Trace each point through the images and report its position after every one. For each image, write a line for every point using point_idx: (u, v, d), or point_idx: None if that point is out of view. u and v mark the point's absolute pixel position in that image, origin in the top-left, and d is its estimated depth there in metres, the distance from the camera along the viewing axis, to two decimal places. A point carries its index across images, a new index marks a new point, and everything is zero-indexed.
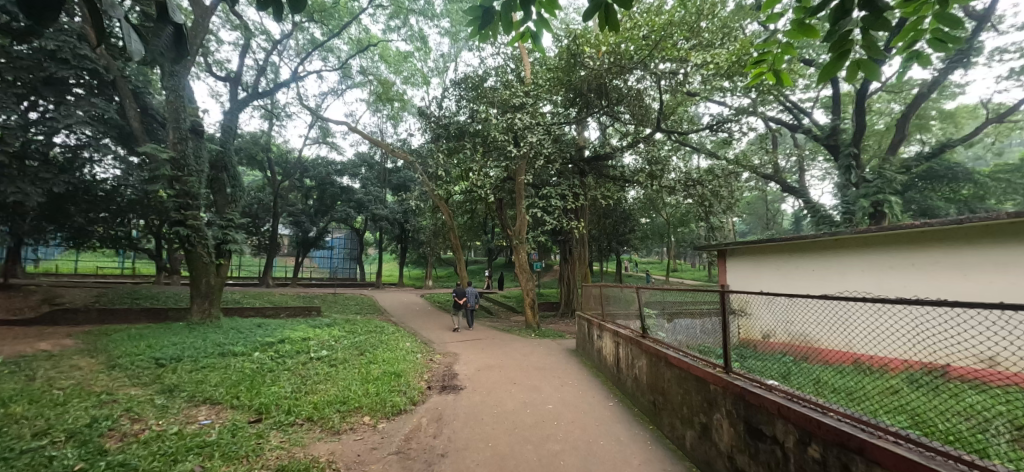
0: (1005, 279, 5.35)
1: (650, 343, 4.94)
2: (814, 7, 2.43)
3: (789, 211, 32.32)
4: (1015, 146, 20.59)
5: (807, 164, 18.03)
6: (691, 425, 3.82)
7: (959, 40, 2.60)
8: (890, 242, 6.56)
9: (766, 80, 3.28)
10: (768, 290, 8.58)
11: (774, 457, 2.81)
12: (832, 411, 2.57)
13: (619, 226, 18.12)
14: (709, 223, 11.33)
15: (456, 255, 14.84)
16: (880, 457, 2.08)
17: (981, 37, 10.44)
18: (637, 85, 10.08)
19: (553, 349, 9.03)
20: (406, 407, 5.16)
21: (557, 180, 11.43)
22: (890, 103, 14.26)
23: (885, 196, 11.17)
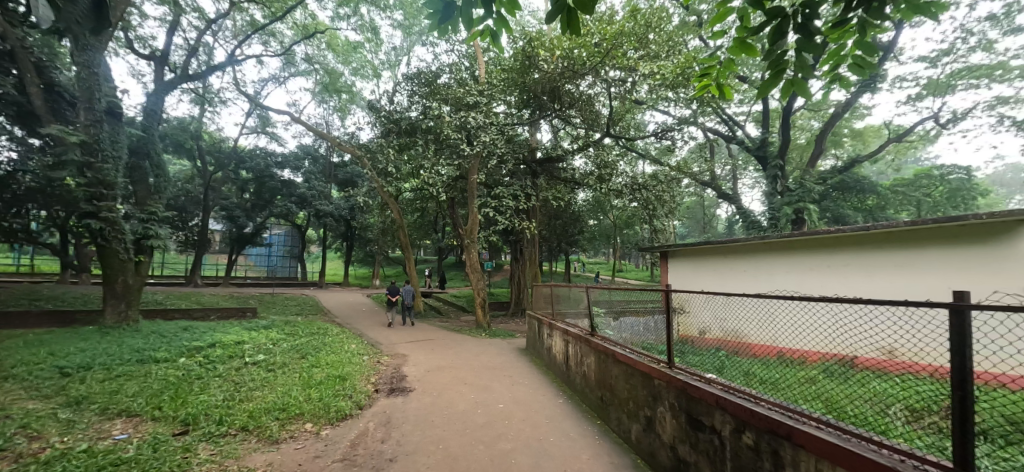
0: (903, 279, 6.08)
1: (598, 341, 5.05)
2: (752, 28, 2.59)
3: (722, 216, 34.71)
4: (909, 164, 23.51)
5: (740, 173, 19.46)
6: (636, 419, 3.97)
7: (874, 65, 2.88)
8: (812, 246, 7.21)
9: (710, 93, 3.44)
10: (706, 289, 9.13)
11: (712, 446, 2.99)
12: (764, 400, 2.78)
13: (569, 228, 18.55)
14: (652, 225, 11.89)
15: (406, 254, 14.48)
16: (806, 441, 2.28)
17: (885, 66, 11.81)
18: (589, 91, 10.36)
19: (505, 348, 9.05)
20: (352, 412, 4.95)
21: (509, 180, 11.48)
22: (810, 120, 15.74)
23: (805, 204, 12.35)
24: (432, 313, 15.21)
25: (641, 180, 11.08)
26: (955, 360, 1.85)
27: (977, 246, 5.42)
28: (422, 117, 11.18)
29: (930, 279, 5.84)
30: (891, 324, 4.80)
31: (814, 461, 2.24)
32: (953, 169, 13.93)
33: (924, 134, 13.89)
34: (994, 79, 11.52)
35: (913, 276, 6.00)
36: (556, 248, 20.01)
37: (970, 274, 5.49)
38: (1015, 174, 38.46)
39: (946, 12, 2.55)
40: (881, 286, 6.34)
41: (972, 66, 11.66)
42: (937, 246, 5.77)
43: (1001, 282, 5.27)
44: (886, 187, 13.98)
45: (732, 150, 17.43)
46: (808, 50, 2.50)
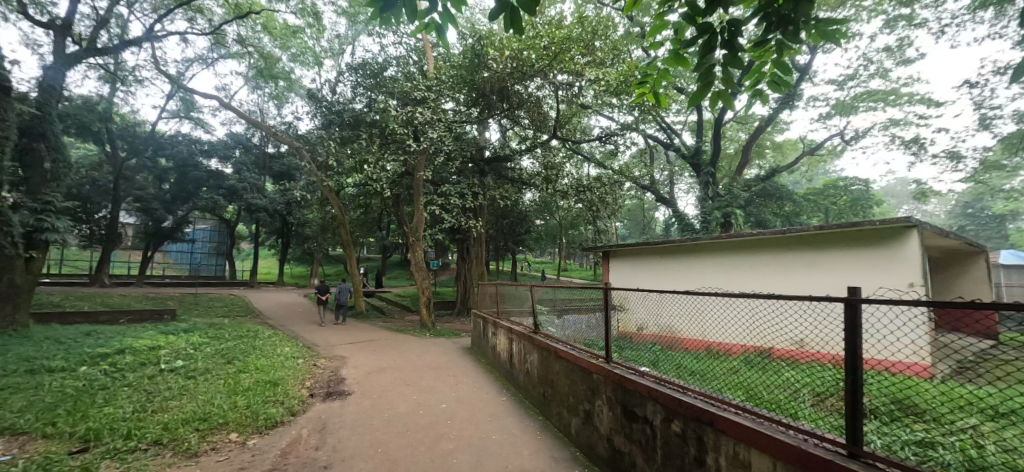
0: (813, 277, 6.77)
1: (541, 338, 5.13)
2: (686, 41, 2.74)
3: (661, 219, 36.68)
4: (819, 176, 26.24)
5: (676, 178, 20.70)
6: (576, 413, 4.08)
7: (788, 83, 3.16)
8: (738, 247, 7.80)
9: (647, 100, 3.59)
10: (642, 286, 9.53)
11: (645, 435, 3.14)
12: (691, 390, 2.95)
13: (516, 227, 18.70)
14: (596, 226, 12.29)
15: (347, 252, 13.89)
16: (726, 427, 2.47)
17: (801, 86, 13.08)
18: (537, 93, 10.53)
19: (450, 348, 8.96)
20: (285, 419, 4.65)
21: (456, 178, 11.37)
22: (738, 132, 17.06)
23: (732, 209, 13.43)
24: (375, 313, 14.71)
25: (586, 182, 11.43)
26: (847, 347, 2.09)
27: (872, 249, 6.16)
28: (367, 110, 10.75)
29: (834, 278, 6.54)
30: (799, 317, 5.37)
31: (734, 445, 2.43)
32: (854, 181, 15.74)
33: (832, 149, 15.56)
34: (887, 103, 13.17)
35: (821, 275, 6.67)
36: (504, 247, 20.14)
37: (866, 274, 6.22)
38: (902, 185, 44.29)
39: (847, 40, 2.84)
40: (795, 284, 6.99)
41: (871, 90, 13.23)
42: (841, 249, 6.48)
43: (890, 281, 6.02)
44: (801, 195, 15.43)
45: (670, 157, 18.50)
46: (731, 66, 2.69)
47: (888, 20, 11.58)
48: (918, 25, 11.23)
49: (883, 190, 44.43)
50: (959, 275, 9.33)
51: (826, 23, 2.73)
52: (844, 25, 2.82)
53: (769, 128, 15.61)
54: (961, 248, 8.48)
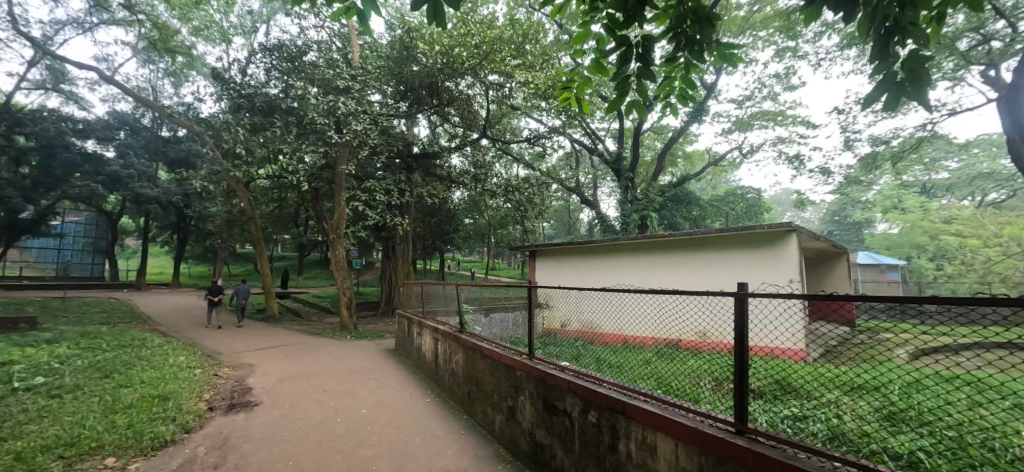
0: (714, 275, 7.50)
1: (466, 337, 5.10)
2: (606, 50, 2.88)
3: (586, 220, 38.30)
4: (721, 184, 29.26)
5: (599, 182, 21.83)
6: (499, 410, 4.12)
7: (694, 98, 3.45)
8: (652, 247, 8.37)
9: (571, 105, 3.71)
10: (566, 284, 9.85)
11: (564, 427, 3.26)
12: (605, 381, 3.10)
13: (444, 226, 18.10)
14: (523, 226, 12.45)
15: (258, 249, 12.72)
16: (637, 415, 2.65)
17: (708, 102, 14.47)
18: (468, 91, 10.48)
19: (372, 350, 8.58)
20: (177, 437, 4.11)
21: (382, 173, 10.93)
22: (655, 141, 18.43)
23: (648, 212, 14.54)
24: (290, 316, 13.63)
25: (514, 182, 11.60)
26: (736, 336, 2.32)
27: (761, 250, 6.99)
28: (283, 96, 9.92)
29: (731, 276, 7.33)
30: (701, 312, 5.94)
31: (642, 430, 2.62)
32: (749, 190, 17.78)
33: (732, 160, 17.45)
34: (776, 122, 15.06)
35: (720, 273, 7.44)
36: (432, 246, 19.77)
37: (755, 272, 7.05)
38: (786, 195, 51.05)
39: (742, 63, 3.17)
40: (699, 281, 7.72)
41: (764, 111, 15.04)
42: (737, 249, 7.25)
43: (775, 278, 6.87)
44: (707, 201, 17.07)
45: (594, 161, 19.47)
46: (644, 79, 2.87)
47: (777, 50, 13.25)
48: (800, 57, 13.00)
49: (771, 199, 50.98)
50: (827, 272, 10.93)
51: (725, 46, 3.04)
52: (739, 49, 3.14)
53: (681, 139, 17.09)
54: (828, 249, 9.94)
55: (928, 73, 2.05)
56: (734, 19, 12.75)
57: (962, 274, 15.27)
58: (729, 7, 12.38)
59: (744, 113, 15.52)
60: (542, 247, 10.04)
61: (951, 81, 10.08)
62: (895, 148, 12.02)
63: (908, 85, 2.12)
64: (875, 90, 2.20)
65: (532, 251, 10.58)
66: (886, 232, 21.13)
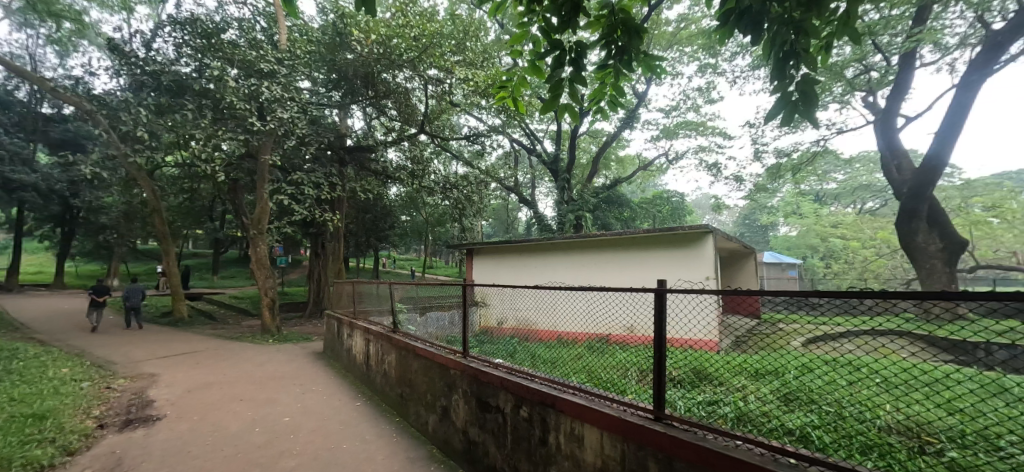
0: (641, 273, 7.96)
1: (400, 337, 4.95)
2: (541, 53, 2.93)
3: (524, 219, 38.85)
4: (649, 188, 31.16)
5: (537, 182, 22.30)
6: (433, 410, 4.06)
7: (623, 105, 3.63)
8: (585, 247, 8.68)
9: (507, 105, 3.73)
10: (503, 283, 9.89)
11: (497, 423, 3.29)
12: (537, 376, 3.17)
13: (379, 223, 17.52)
14: (461, 225, 12.08)
15: (165, 246, 11.44)
16: (566, 407, 2.74)
17: (639, 110, 15.35)
18: (407, 84, 10.20)
19: (298, 354, 8.06)
20: (56, 461, 3.55)
21: (311, 166, 10.26)
22: (590, 145, 19.18)
23: (582, 213, 15.20)
24: (203, 319, 12.38)
25: (452, 179, 11.48)
26: (655, 329, 2.47)
27: (682, 250, 7.53)
28: (196, 76, 8.95)
29: (656, 274, 7.82)
30: (628, 308, 6.28)
31: (571, 422, 2.72)
32: (674, 193, 19.15)
33: (659, 166, 18.67)
34: (698, 132, 16.35)
35: (646, 272, 7.90)
36: (366, 243, 19.00)
37: (677, 270, 7.57)
38: (706, 199, 55.69)
39: (666, 76, 3.38)
40: (627, 279, 8.16)
41: (687, 121, 16.25)
42: (661, 249, 7.75)
43: (693, 276, 7.45)
44: (637, 203, 17.96)
45: (533, 161, 19.86)
46: (576, 83, 2.97)
47: (700, 66, 14.38)
48: (719, 73, 14.22)
49: (692, 204, 55.52)
50: (737, 270, 12.09)
51: (651, 58, 3.22)
52: (663, 62, 3.35)
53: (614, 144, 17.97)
54: (738, 250, 11.00)
55: (817, 94, 2.33)
56: (663, 33, 13.64)
57: (844, 271, 17.68)
58: (658, 22, 13.24)
59: (671, 122, 16.66)
60: (479, 246, 10.01)
61: (837, 104, 11.60)
62: (795, 160, 13.55)
63: (801, 104, 2.41)
64: (774, 108, 2.44)
65: (469, 250, 10.50)
66: (786, 234, 23.86)
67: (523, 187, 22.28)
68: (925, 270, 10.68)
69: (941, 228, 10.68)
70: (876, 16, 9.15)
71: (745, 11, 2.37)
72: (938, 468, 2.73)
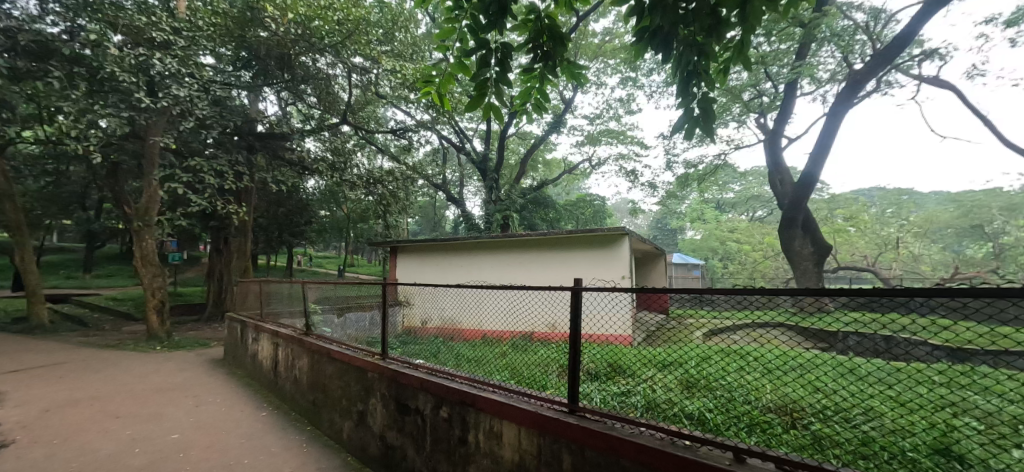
0: (563, 271, 8.27)
1: (313, 340, 4.62)
2: (468, 50, 2.93)
3: (451, 217, 38.36)
4: (573, 191, 32.59)
5: (466, 181, 22.21)
6: (348, 416, 3.86)
7: (547, 109, 3.73)
8: (510, 246, 8.81)
9: (432, 100, 3.66)
10: (428, 282, 9.67)
11: (416, 426, 3.21)
12: (458, 376, 3.13)
13: (294, 217, 16.28)
14: (386, 222, 11.32)
15: (19, 238, 9.56)
16: (485, 406, 2.76)
17: (565, 115, 15.98)
18: (328, 70, 9.58)
19: (193, 362, 7.19)
20: None
21: (213, 151, 9.20)
22: (519, 146, 19.52)
23: (508, 213, 15.58)
24: (70, 325, 10.54)
25: (376, 173, 11.02)
26: (572, 326, 2.56)
27: (601, 251, 7.96)
28: (65, 38, 7.59)
29: (577, 274, 8.16)
30: (550, 306, 6.52)
31: (490, 419, 2.74)
32: (596, 197, 20.22)
33: (583, 170, 19.59)
34: (618, 140, 17.43)
35: (568, 271, 8.22)
36: (279, 240, 17.50)
37: (597, 270, 7.97)
38: (624, 204, 59.59)
39: (588, 85, 3.54)
40: (551, 278, 8.43)
41: (609, 129, 17.25)
42: (582, 249, 8.12)
43: (610, 275, 7.92)
44: (562, 205, 18.58)
45: (462, 160, 19.75)
46: (501, 84, 3.00)
47: (621, 78, 15.32)
48: (638, 87, 15.30)
49: (611, 208, 59.08)
50: (649, 271, 13.07)
51: (574, 67, 3.35)
52: (585, 71, 3.50)
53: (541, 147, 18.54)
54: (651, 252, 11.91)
55: (714, 112, 2.58)
56: (589, 44, 14.33)
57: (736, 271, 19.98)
58: (585, 33, 13.88)
59: (595, 129, 17.54)
60: (404, 243, 9.70)
61: (735, 122, 13.06)
62: (700, 171, 15.02)
63: (699, 120, 2.65)
64: (678, 122, 2.67)
65: (393, 248, 10.12)
66: (691, 237, 26.40)
67: (452, 185, 22.06)
68: (799, 270, 12.39)
69: (813, 234, 12.47)
70: (766, 48, 10.46)
71: (656, 32, 2.56)
72: (803, 439, 3.18)
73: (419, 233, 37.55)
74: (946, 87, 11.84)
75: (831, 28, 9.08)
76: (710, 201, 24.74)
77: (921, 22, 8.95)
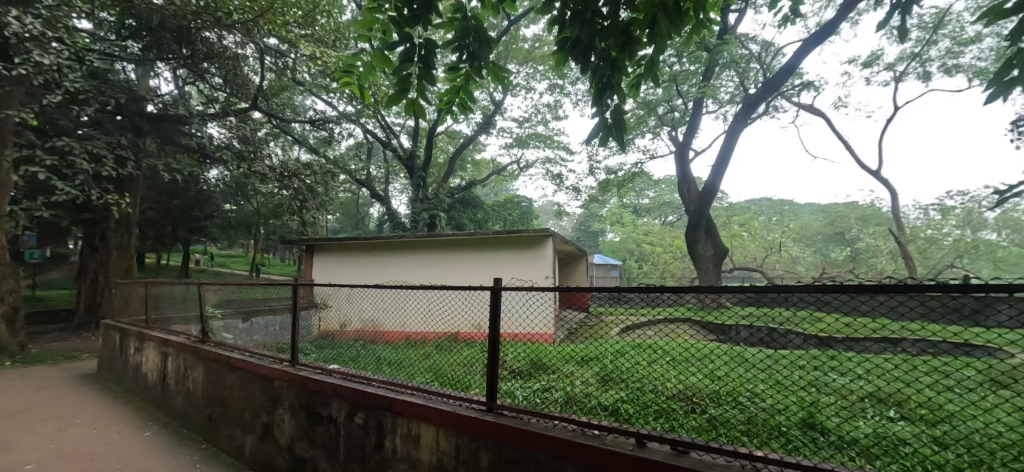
0: (488, 271, 8.33)
1: (210, 347, 4.16)
2: (389, 43, 2.84)
3: (375, 214, 36.63)
4: (502, 192, 32.94)
5: (391, 177, 21.45)
6: (251, 429, 3.54)
7: (471, 110, 3.74)
8: (436, 246, 8.68)
9: (351, 91, 3.49)
10: (347, 282, 9.16)
11: (328, 436, 3.04)
12: (374, 380, 3.01)
13: (191, 211, 14.49)
14: (301, 219, 10.60)
15: None
16: (403, 409, 2.69)
17: (495, 117, 16.14)
18: (237, 50, 8.81)
19: (55, 378, 6.10)
20: None
21: (88, 132, 7.88)
22: (448, 145, 19.27)
23: (436, 212, 15.41)
24: None
25: (292, 166, 10.27)
26: (492, 326, 2.59)
27: (526, 251, 8.16)
28: None
29: (503, 274, 8.27)
30: (477, 306, 6.56)
31: (407, 423, 2.69)
32: (523, 198, 20.65)
33: (511, 172, 19.91)
34: (545, 144, 17.98)
35: (494, 271, 8.31)
36: (172, 236, 15.52)
37: (522, 270, 8.14)
38: (551, 206, 61.53)
39: (512, 88, 3.60)
40: (477, 278, 8.45)
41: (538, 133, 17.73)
42: (508, 250, 8.26)
43: (534, 275, 8.14)
44: (490, 205, 18.75)
45: (388, 155, 19.08)
46: (425, 80, 2.95)
47: (549, 85, 15.84)
48: (565, 94, 15.91)
49: (537, 210, 60.82)
50: (571, 270, 13.68)
51: (499, 69, 3.39)
52: (509, 75, 3.57)
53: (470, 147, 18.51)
54: (572, 252, 12.44)
55: (625, 123, 2.77)
56: (519, 49, 14.64)
57: (649, 271, 21.62)
58: (515, 37, 14.16)
59: (523, 132, 17.94)
60: (322, 242, 9.09)
61: (651, 134, 14.15)
62: (619, 177, 16.06)
63: (613, 128, 2.81)
64: (595, 129, 2.82)
65: (310, 246, 9.45)
66: (610, 239, 28.08)
67: (376, 182, 21.20)
68: (702, 271, 13.74)
69: (714, 238, 13.93)
70: (677, 67, 11.48)
71: (575, 44, 2.70)
72: (701, 422, 3.54)
73: (340, 230, 35.48)
74: (817, 114, 13.90)
75: (729, 55, 10.22)
76: (627, 206, 26.54)
77: (800, 57, 10.41)
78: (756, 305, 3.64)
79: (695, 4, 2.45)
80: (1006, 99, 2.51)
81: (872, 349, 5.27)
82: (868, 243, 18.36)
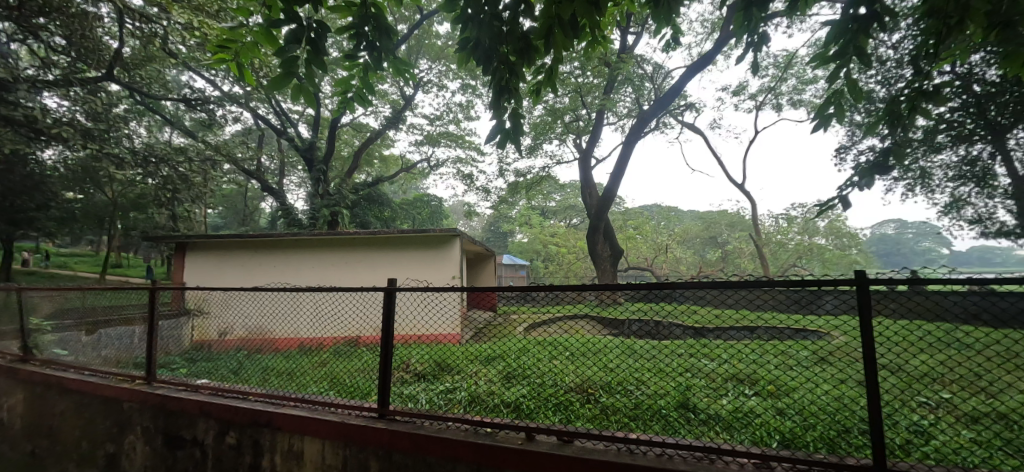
0: (392, 271, 8.04)
1: (33, 367, 3.41)
2: (272, 20, 2.56)
3: (266, 208, 32.76)
4: (412, 191, 31.94)
5: (286, 170, 19.58)
6: (90, 463, 2.99)
7: (371, 102, 3.58)
8: (336, 246, 8.17)
9: (228, 69, 3.07)
10: (228, 285, 8.14)
11: (191, 461, 2.69)
12: (251, 394, 2.73)
13: (12, 199, 11.66)
14: (171, 211, 9.32)
15: None
16: (282, 423, 2.49)
17: (405, 113, 15.61)
18: (88, 8, 7.48)
19: None
20: None
21: None
22: (353, 137, 18.10)
23: (338, 209, 14.44)
24: None
25: (159, 150, 8.89)
26: (385, 330, 2.49)
27: (432, 251, 8.05)
28: None
29: (408, 273, 8.07)
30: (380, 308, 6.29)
31: (289, 438, 2.49)
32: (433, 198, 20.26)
33: (420, 170, 19.38)
34: (457, 144, 17.84)
35: (398, 270, 8.06)
36: None
37: (428, 271, 8.01)
38: (462, 207, 61.04)
39: (416, 83, 3.47)
40: (380, 278, 8.10)
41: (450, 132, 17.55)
42: (414, 250, 8.08)
43: (440, 277, 8.05)
44: (399, 203, 18.07)
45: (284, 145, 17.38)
46: (314, 65, 2.73)
47: (461, 85, 15.79)
48: (477, 95, 16.00)
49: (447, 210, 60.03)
50: (480, 270, 13.82)
51: (401, 61, 3.23)
52: (413, 69, 3.45)
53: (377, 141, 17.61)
54: (479, 253, 12.71)
55: (521, 125, 2.84)
56: (432, 45, 14.38)
57: (556, 271, 22.63)
58: (428, 32, 13.92)
59: (434, 130, 17.61)
60: (196, 239, 7.97)
61: (558, 140, 14.86)
62: (528, 180, 16.60)
63: (510, 129, 2.87)
64: (494, 130, 2.86)
65: (182, 244, 8.22)
66: (518, 240, 28.86)
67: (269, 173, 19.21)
68: (600, 270, 14.76)
69: (611, 240, 15.01)
70: (582, 79, 12.20)
71: (477, 43, 2.73)
72: (594, 410, 3.78)
73: (221, 227, 31.23)
74: (698, 132, 15.82)
75: (626, 73, 11.18)
76: (536, 209, 27.57)
77: (684, 80, 11.75)
78: (643, 300, 4.01)
79: (588, 21, 2.57)
80: (823, 130, 3.13)
81: (728, 336, 6.12)
82: (736, 245, 21.34)
